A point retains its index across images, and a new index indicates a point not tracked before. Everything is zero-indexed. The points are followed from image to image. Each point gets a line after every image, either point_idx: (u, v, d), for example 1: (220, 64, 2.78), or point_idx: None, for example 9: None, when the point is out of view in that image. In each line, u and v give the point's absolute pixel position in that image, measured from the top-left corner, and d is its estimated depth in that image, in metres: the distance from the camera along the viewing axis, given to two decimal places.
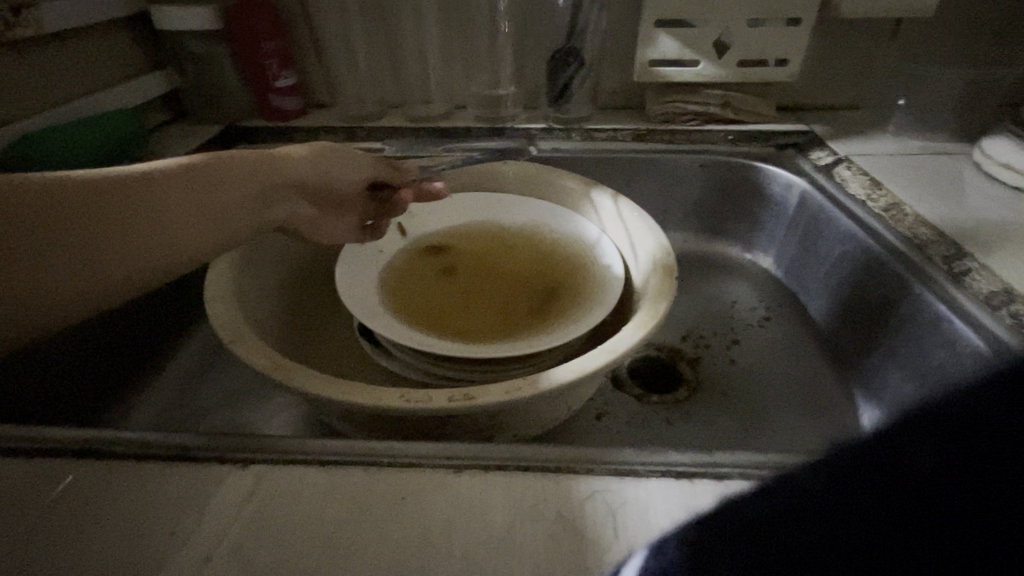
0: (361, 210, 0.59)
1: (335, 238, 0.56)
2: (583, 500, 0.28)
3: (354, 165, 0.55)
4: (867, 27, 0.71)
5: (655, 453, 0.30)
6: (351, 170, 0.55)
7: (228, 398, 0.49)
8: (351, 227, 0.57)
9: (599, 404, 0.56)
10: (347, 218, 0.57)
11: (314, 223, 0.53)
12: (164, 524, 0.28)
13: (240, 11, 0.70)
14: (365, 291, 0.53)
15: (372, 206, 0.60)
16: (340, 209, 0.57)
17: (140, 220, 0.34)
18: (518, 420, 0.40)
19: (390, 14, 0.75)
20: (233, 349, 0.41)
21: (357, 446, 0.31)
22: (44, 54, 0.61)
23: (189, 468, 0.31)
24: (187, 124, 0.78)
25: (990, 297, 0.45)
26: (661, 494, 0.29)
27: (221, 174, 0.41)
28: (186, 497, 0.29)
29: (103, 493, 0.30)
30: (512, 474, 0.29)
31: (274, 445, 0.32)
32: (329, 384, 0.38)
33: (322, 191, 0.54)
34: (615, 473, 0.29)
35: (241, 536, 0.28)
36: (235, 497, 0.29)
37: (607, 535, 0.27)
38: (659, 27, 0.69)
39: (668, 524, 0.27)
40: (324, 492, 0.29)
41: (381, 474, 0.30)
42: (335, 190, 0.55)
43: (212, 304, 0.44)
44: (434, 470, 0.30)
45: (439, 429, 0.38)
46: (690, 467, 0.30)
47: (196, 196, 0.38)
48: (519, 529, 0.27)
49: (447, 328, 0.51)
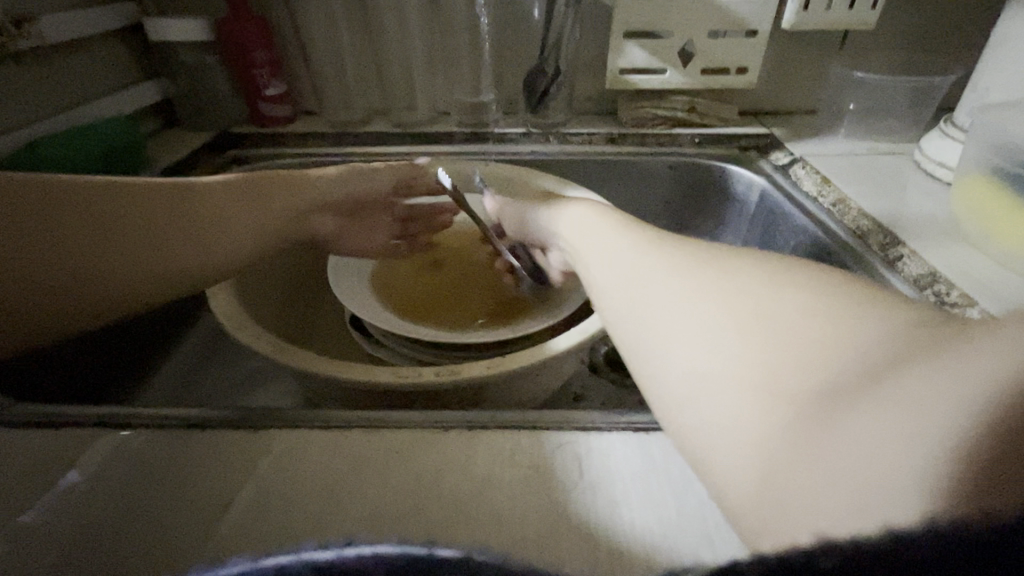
0: (387, 231, 0.62)
1: (366, 244, 0.60)
2: (554, 450, 0.33)
3: (376, 174, 0.60)
4: (817, 38, 0.77)
5: (618, 413, 0.35)
6: (374, 178, 0.60)
7: (229, 385, 0.53)
8: (381, 237, 0.61)
9: (577, 387, 0.61)
10: (373, 228, 0.61)
11: (345, 236, 0.59)
12: (183, 481, 0.32)
13: (231, 23, 0.74)
14: (353, 286, 0.57)
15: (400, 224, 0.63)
16: (366, 221, 0.61)
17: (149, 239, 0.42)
18: (500, 396, 0.44)
19: (375, 26, 0.79)
20: (234, 335, 0.44)
21: (356, 415, 0.36)
22: (43, 64, 0.64)
23: (202, 438, 0.34)
24: (179, 131, 0.81)
25: (919, 279, 0.49)
26: (622, 445, 0.33)
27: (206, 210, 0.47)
28: (202, 460, 0.33)
29: (125, 460, 0.33)
30: (491, 432, 0.34)
31: (280, 416, 0.35)
32: (326, 365, 0.41)
33: (347, 205, 0.59)
34: (583, 429, 0.34)
35: (255, 488, 0.32)
36: (245, 458, 0.33)
37: (575, 478, 0.31)
38: (629, 38, 0.74)
39: (626, 467, 0.32)
40: (327, 450, 0.33)
41: (376, 434, 0.34)
42: (360, 200, 0.60)
43: (214, 295, 0.47)
44: (424, 430, 0.34)
45: (427, 404, 0.42)
46: (648, 424, 0.34)
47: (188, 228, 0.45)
48: (498, 474, 0.32)
49: (432, 319, 0.55)
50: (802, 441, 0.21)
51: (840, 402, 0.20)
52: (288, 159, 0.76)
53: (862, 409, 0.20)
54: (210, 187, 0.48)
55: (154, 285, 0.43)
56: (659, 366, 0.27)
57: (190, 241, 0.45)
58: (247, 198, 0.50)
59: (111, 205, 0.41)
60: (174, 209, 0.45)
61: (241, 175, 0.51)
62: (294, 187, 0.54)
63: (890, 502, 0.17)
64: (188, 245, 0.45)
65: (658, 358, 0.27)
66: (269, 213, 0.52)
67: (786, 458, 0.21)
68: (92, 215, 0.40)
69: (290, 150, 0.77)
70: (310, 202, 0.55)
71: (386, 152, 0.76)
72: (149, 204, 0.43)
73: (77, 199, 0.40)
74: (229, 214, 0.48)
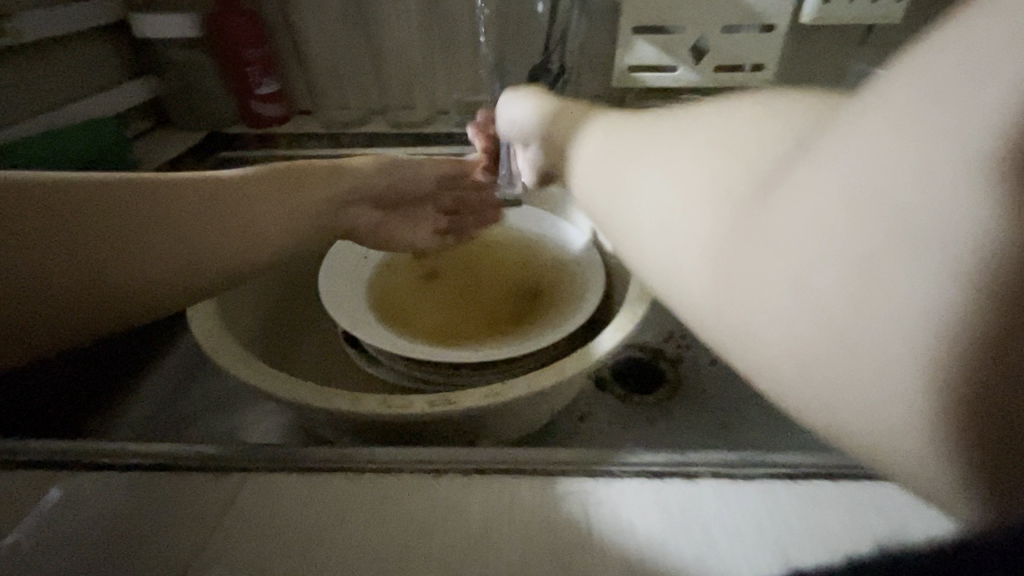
0: (433, 223, 0.59)
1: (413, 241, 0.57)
2: (559, 500, 0.29)
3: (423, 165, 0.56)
4: (838, 33, 0.73)
5: (630, 454, 0.31)
6: (421, 170, 0.56)
7: (212, 405, 0.50)
8: (426, 232, 0.58)
9: (582, 406, 0.57)
10: (420, 223, 0.58)
11: (392, 230, 0.55)
12: (149, 529, 0.29)
13: (221, 18, 0.71)
14: (344, 297, 0.54)
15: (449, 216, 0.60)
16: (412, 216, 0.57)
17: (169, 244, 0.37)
18: (500, 423, 0.41)
19: (372, 22, 0.76)
20: (214, 357, 0.41)
21: (340, 453, 0.32)
22: (20, 64, 0.61)
23: (172, 477, 0.31)
24: (169, 131, 0.78)
25: None
26: (636, 493, 0.30)
27: (234, 210, 0.41)
28: (170, 504, 0.30)
29: (88, 503, 0.30)
30: (489, 476, 0.31)
31: (258, 453, 0.32)
32: (311, 392, 0.38)
33: (388, 200, 0.54)
34: (592, 474, 0.30)
35: (224, 542, 0.29)
36: (216, 503, 0.30)
37: (582, 535, 0.28)
38: (637, 34, 0.70)
39: (641, 522, 0.28)
40: (307, 498, 0.30)
41: (362, 478, 0.31)
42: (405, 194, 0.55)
43: (193, 312, 0.44)
44: (413, 475, 0.31)
45: (421, 434, 0.39)
46: (664, 468, 0.31)
47: (212, 232, 0.39)
48: (495, 529, 0.28)
49: (431, 334, 0.52)
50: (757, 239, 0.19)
51: (765, 233, 0.19)
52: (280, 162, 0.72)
53: (789, 239, 0.18)
54: (235, 184, 0.42)
55: (172, 298, 0.37)
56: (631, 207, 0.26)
57: (212, 248, 0.39)
58: (281, 194, 0.45)
59: (125, 205, 0.36)
60: (193, 211, 0.39)
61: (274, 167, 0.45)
62: (331, 183, 0.49)
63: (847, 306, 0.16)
64: (209, 252, 0.39)
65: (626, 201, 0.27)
66: (302, 212, 0.45)
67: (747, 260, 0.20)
68: (102, 219, 0.35)
69: (283, 153, 0.74)
70: (348, 197, 0.50)
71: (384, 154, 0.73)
72: (163, 208, 0.37)
73: (75, 206, 0.34)
74: (256, 216, 0.42)
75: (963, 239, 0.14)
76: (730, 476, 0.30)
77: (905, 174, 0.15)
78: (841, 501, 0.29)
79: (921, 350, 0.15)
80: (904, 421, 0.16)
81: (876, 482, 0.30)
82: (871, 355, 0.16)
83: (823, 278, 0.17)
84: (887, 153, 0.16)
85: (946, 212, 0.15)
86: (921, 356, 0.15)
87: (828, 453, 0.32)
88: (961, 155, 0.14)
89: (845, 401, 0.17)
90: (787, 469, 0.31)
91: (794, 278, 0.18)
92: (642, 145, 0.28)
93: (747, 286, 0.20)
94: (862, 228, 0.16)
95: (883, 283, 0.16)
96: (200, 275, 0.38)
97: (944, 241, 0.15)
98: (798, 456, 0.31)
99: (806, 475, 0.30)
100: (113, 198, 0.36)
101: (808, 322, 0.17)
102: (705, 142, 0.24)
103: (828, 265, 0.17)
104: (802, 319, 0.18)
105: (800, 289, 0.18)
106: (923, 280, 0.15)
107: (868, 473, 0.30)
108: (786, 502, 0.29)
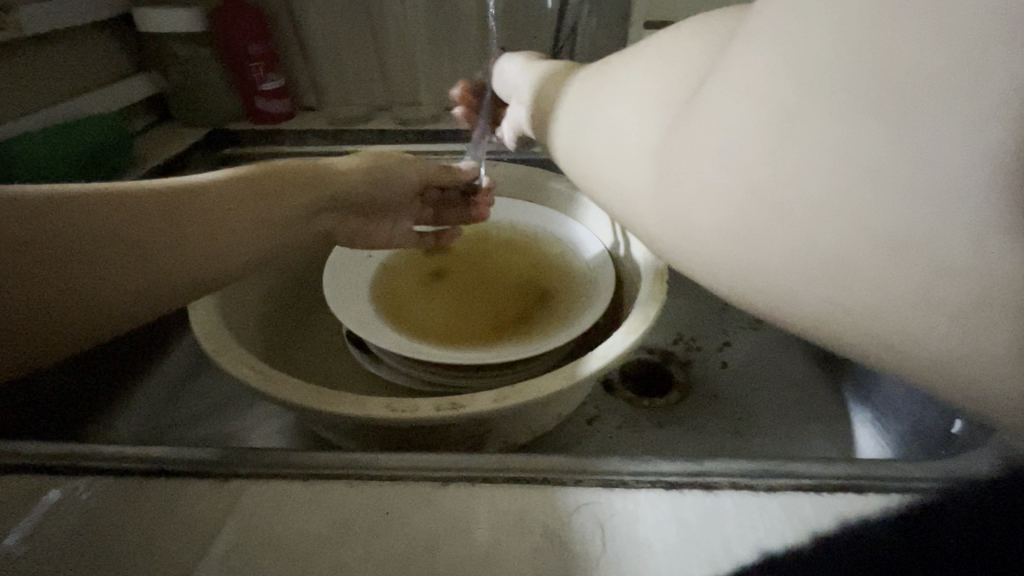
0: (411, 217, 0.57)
1: (392, 241, 0.55)
2: (571, 513, 0.28)
3: (407, 167, 0.52)
4: None
5: (645, 462, 0.30)
6: (402, 173, 0.52)
7: (212, 407, 0.49)
8: (406, 230, 0.56)
9: (590, 409, 0.56)
10: (401, 221, 0.56)
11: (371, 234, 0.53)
12: (142, 541, 0.28)
13: (225, 13, 0.70)
14: (349, 297, 0.52)
15: (428, 207, 0.59)
16: (395, 216, 0.55)
17: (157, 250, 0.32)
18: (508, 427, 0.40)
19: (377, 17, 0.74)
20: (214, 359, 0.40)
21: (341, 459, 0.31)
22: (22, 58, 0.60)
23: (167, 485, 0.30)
24: (171, 128, 0.77)
25: None
26: (651, 506, 0.28)
27: (220, 209, 0.36)
28: (165, 514, 0.29)
29: (80, 511, 0.29)
30: (498, 486, 0.29)
31: (257, 459, 0.31)
32: (314, 395, 0.37)
33: (372, 206, 0.52)
34: (605, 484, 0.29)
35: (220, 552, 0.27)
36: (214, 513, 0.29)
37: (597, 550, 0.27)
38: (648, 30, 0.69)
39: (658, 536, 0.27)
40: (308, 509, 0.29)
41: (366, 488, 0.30)
42: (390, 198, 0.53)
43: (194, 312, 0.43)
44: (418, 483, 0.30)
45: (425, 439, 0.38)
46: (680, 478, 0.29)
47: (205, 234, 0.35)
48: (505, 543, 0.27)
49: (436, 334, 0.50)
50: (691, 140, 0.22)
51: (702, 118, 0.21)
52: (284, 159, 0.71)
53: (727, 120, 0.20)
54: (217, 186, 0.36)
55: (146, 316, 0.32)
56: (597, 147, 0.29)
57: (193, 261, 0.34)
58: (263, 190, 0.40)
59: (94, 214, 0.30)
60: (174, 218, 0.33)
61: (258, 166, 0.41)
62: (319, 183, 0.45)
63: (780, 170, 0.19)
64: (190, 265, 0.34)
65: (592, 144, 0.30)
66: (282, 217, 0.41)
67: (685, 162, 0.22)
68: (69, 230, 0.29)
69: (287, 150, 0.73)
70: (330, 196, 0.46)
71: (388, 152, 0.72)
72: (141, 213, 0.32)
73: (39, 219, 0.28)
74: (238, 222, 0.37)
75: (878, 87, 0.16)
76: (750, 488, 0.29)
77: (825, 42, 0.17)
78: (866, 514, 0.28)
79: (837, 176, 0.17)
80: (823, 260, 0.18)
81: (903, 493, 0.29)
82: (796, 197, 0.18)
83: (755, 147, 0.19)
84: (802, 20, 0.18)
85: (855, 54, 0.17)
86: (845, 196, 0.17)
87: (852, 462, 0.30)
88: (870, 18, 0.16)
89: (778, 251, 0.19)
90: (808, 481, 0.29)
91: (724, 149, 0.20)
92: (622, 83, 0.29)
93: (688, 170, 0.22)
94: (775, 94, 0.19)
95: (802, 133, 0.18)
96: (196, 280, 0.34)
97: (859, 80, 0.17)
98: (819, 465, 0.30)
99: (828, 486, 0.29)
100: (76, 202, 0.30)
101: (743, 187, 0.20)
102: (673, 69, 0.26)
103: (757, 135, 0.19)
104: (737, 186, 0.20)
105: (735, 159, 0.20)
106: (839, 130, 0.17)
107: (892, 483, 0.29)
108: (808, 514, 0.28)
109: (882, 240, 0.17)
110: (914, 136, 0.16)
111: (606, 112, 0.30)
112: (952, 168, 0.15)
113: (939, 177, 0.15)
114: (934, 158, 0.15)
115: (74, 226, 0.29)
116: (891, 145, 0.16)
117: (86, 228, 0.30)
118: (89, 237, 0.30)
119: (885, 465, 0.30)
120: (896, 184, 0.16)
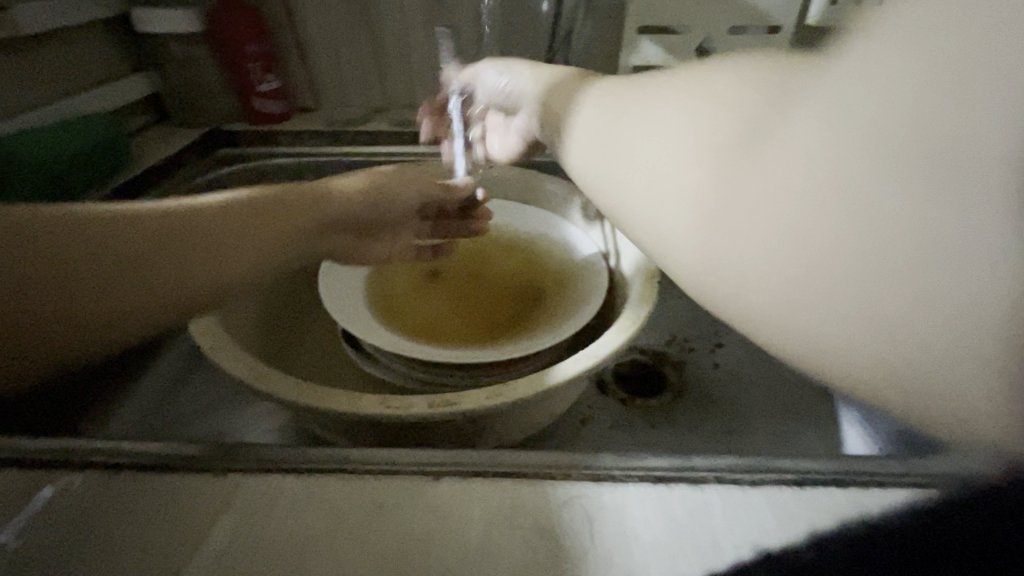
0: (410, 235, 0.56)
1: (390, 255, 0.54)
2: (562, 507, 0.29)
3: (410, 184, 0.54)
4: None
5: (635, 458, 0.31)
6: (403, 189, 0.53)
7: (207, 404, 0.49)
8: (405, 245, 0.55)
9: (584, 408, 0.56)
10: (400, 237, 0.55)
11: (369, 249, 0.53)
12: (137, 536, 0.28)
13: (222, 14, 0.70)
14: (345, 296, 0.53)
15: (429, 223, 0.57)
16: (393, 231, 0.54)
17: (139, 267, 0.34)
18: (501, 425, 0.40)
19: (374, 18, 0.75)
20: (210, 356, 0.40)
21: (336, 454, 0.31)
22: (18, 57, 0.60)
23: (162, 481, 0.31)
24: (168, 127, 0.77)
25: None
26: (640, 500, 0.29)
27: (208, 232, 0.38)
28: (160, 508, 0.29)
29: (75, 506, 0.30)
30: (490, 481, 0.30)
31: (253, 454, 0.31)
32: (310, 392, 0.37)
33: (371, 222, 0.52)
34: (595, 479, 0.30)
35: (214, 545, 0.28)
36: (209, 508, 0.29)
37: (587, 543, 0.27)
38: (643, 33, 0.70)
39: (646, 530, 0.28)
40: (303, 502, 0.29)
41: (360, 482, 0.30)
42: (390, 214, 0.53)
43: None
44: (412, 478, 0.30)
45: (418, 436, 0.38)
46: (669, 472, 0.30)
47: (188, 253, 0.36)
48: (496, 537, 0.27)
49: (431, 334, 0.51)
50: (735, 193, 0.21)
51: (752, 175, 0.20)
52: (280, 160, 0.72)
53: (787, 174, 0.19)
54: (203, 213, 0.38)
55: (115, 334, 0.34)
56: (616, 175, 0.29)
57: (165, 284, 0.35)
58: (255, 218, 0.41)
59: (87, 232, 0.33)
60: (152, 242, 0.35)
61: (255, 194, 0.43)
62: (314, 210, 0.45)
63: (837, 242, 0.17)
64: (161, 289, 0.35)
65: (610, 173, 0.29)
66: (270, 245, 0.41)
67: (727, 212, 0.21)
68: (62, 244, 0.32)
69: (283, 151, 0.73)
70: (328, 220, 0.47)
71: (385, 153, 0.72)
72: (120, 236, 0.34)
73: (41, 235, 0.32)
74: (219, 248, 0.38)
75: (941, 166, 0.15)
76: (735, 482, 0.30)
77: (898, 101, 0.16)
78: (851, 510, 0.29)
79: (902, 260, 0.16)
80: (862, 329, 0.17)
81: (885, 488, 0.30)
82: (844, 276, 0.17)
83: (808, 210, 0.18)
84: (864, 80, 0.17)
85: (926, 132, 0.15)
86: (895, 277, 0.16)
87: (836, 458, 0.31)
88: (952, 76, 0.15)
89: (818, 321, 0.19)
90: (794, 476, 0.30)
91: (773, 211, 0.19)
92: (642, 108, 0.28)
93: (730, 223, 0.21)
94: (836, 156, 0.17)
95: (855, 207, 0.17)
96: (179, 298, 0.36)
97: (920, 157, 0.16)
98: (806, 461, 0.31)
99: (813, 482, 0.30)
100: (77, 220, 0.33)
101: (791, 252, 0.19)
102: (704, 100, 0.24)
103: (819, 196, 0.18)
104: (787, 247, 0.19)
105: (785, 220, 0.19)
106: (908, 199, 0.16)
107: (876, 478, 0.30)
108: (793, 508, 0.29)
109: (931, 332, 0.16)
110: (974, 225, 0.15)
111: (636, 137, 0.27)
112: (994, 273, 0.15)
113: (998, 274, 0.15)
114: (988, 255, 0.15)
115: (70, 239, 0.32)
116: (959, 239, 0.15)
117: (79, 243, 0.32)
118: (80, 251, 0.32)
119: (871, 461, 0.31)
120: (953, 279, 0.15)
